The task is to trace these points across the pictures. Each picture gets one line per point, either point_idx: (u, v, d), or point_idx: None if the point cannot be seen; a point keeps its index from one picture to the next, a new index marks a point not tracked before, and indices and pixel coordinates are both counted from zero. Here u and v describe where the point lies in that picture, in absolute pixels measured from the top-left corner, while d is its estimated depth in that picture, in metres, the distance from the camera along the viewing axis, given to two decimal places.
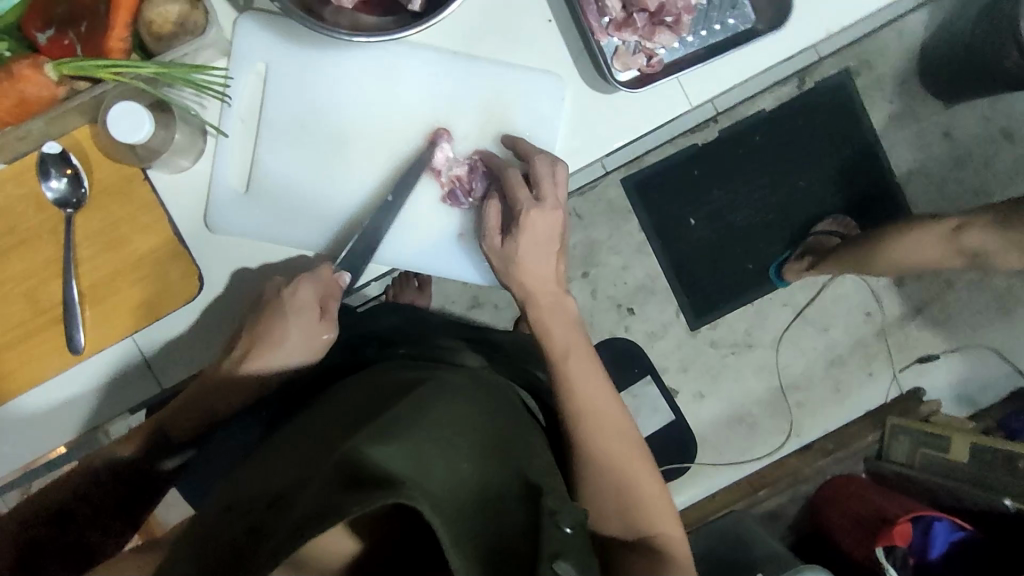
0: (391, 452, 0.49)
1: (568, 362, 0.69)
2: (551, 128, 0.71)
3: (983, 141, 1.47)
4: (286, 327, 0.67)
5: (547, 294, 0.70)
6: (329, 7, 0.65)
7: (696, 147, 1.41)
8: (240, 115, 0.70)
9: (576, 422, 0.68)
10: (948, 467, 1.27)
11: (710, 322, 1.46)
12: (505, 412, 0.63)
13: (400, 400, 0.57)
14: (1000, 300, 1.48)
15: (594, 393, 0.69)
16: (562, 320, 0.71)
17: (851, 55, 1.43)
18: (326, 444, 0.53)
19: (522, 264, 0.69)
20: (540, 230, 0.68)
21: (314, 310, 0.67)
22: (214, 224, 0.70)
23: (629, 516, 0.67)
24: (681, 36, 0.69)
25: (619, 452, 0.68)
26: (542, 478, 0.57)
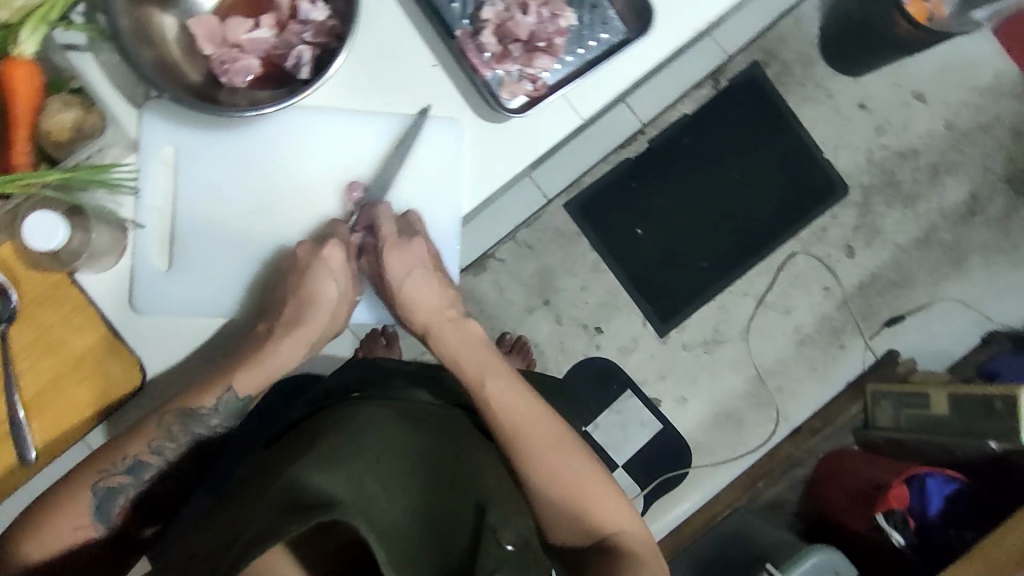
0: (332, 478, 0.52)
1: (486, 385, 0.71)
2: (453, 165, 0.74)
3: (898, 106, 1.52)
4: (325, 287, 0.71)
5: (441, 321, 0.74)
6: (224, 90, 0.70)
7: (629, 160, 1.46)
8: (154, 204, 0.73)
9: (511, 442, 0.68)
10: (934, 423, 1.26)
11: (676, 326, 1.47)
12: (448, 435, 0.65)
13: (348, 422, 0.61)
14: (950, 253, 1.52)
15: (522, 410, 0.70)
16: (469, 345, 0.74)
17: (757, 49, 1.48)
18: (271, 471, 0.57)
19: (410, 304, 0.73)
20: (406, 262, 0.72)
21: (349, 272, 0.72)
22: (141, 307, 0.72)
23: (582, 524, 0.68)
24: (559, 57, 0.74)
25: (560, 464, 0.68)
26: (489, 493, 0.59)
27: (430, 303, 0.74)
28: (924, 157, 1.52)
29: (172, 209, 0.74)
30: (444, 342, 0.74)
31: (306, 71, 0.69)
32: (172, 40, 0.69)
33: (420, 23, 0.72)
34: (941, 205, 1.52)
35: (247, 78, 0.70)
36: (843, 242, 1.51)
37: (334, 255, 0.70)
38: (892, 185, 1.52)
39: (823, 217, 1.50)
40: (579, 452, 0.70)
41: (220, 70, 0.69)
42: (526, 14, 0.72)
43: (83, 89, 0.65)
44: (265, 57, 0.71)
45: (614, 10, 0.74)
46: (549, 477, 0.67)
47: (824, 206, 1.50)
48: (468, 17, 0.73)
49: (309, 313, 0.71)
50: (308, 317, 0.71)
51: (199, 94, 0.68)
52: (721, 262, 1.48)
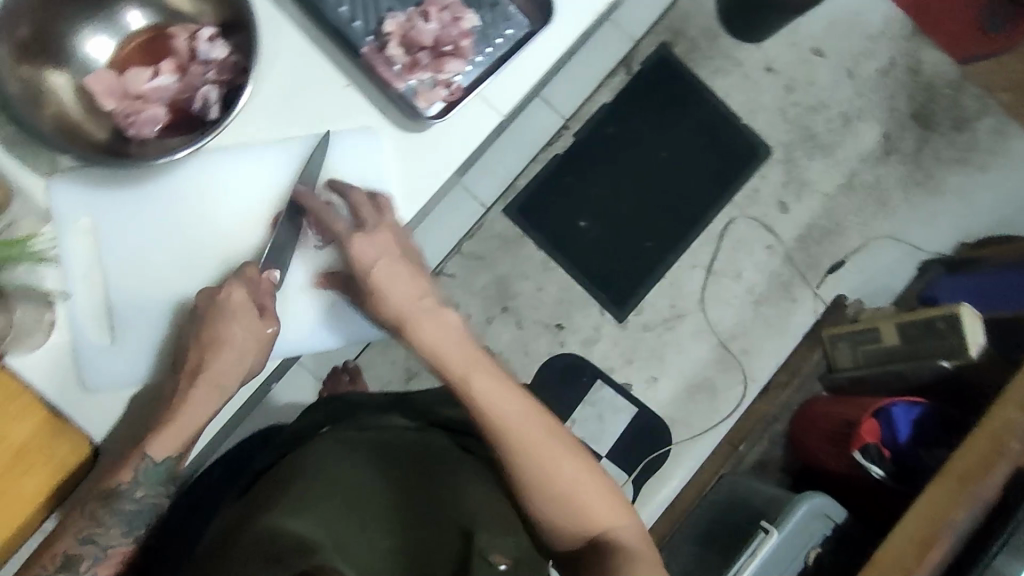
0: (305, 524, 0.50)
1: (474, 381, 0.67)
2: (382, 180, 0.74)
3: (801, 64, 1.58)
4: (229, 328, 0.67)
5: (414, 308, 0.69)
6: (133, 143, 0.68)
7: (560, 156, 1.48)
8: (79, 274, 0.70)
9: (502, 439, 0.65)
10: (887, 352, 1.31)
11: (633, 309, 1.49)
12: (430, 459, 0.62)
13: (313, 463, 0.58)
14: (874, 194, 1.59)
15: (511, 408, 0.66)
16: (450, 337, 0.69)
17: (662, 30, 1.53)
18: (247, 528, 0.54)
19: (378, 292, 0.69)
20: (368, 249, 0.69)
21: (255, 309, 0.69)
22: (89, 384, 0.69)
23: (577, 526, 0.64)
24: (468, 59, 0.73)
25: (554, 463, 0.64)
26: (478, 518, 0.54)
27: (402, 295, 0.69)
28: (835, 107, 1.58)
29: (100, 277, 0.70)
30: (424, 335, 0.69)
31: (215, 110, 0.68)
32: (69, 102, 0.67)
33: (326, 47, 0.72)
34: (858, 149, 1.59)
35: (155, 127, 0.68)
36: (776, 200, 1.56)
37: (233, 294, 0.67)
38: (810, 139, 1.58)
39: (752, 179, 1.55)
40: (572, 450, 0.66)
41: (125, 123, 0.67)
42: (428, 22, 0.72)
43: None
44: (171, 104, 0.69)
45: (513, 6, 0.75)
46: (546, 475, 0.64)
47: (751, 169, 1.54)
48: (372, 34, 0.72)
49: (215, 356, 0.67)
50: (214, 360, 0.67)
51: (108, 150, 0.67)
52: (665, 239, 1.50)
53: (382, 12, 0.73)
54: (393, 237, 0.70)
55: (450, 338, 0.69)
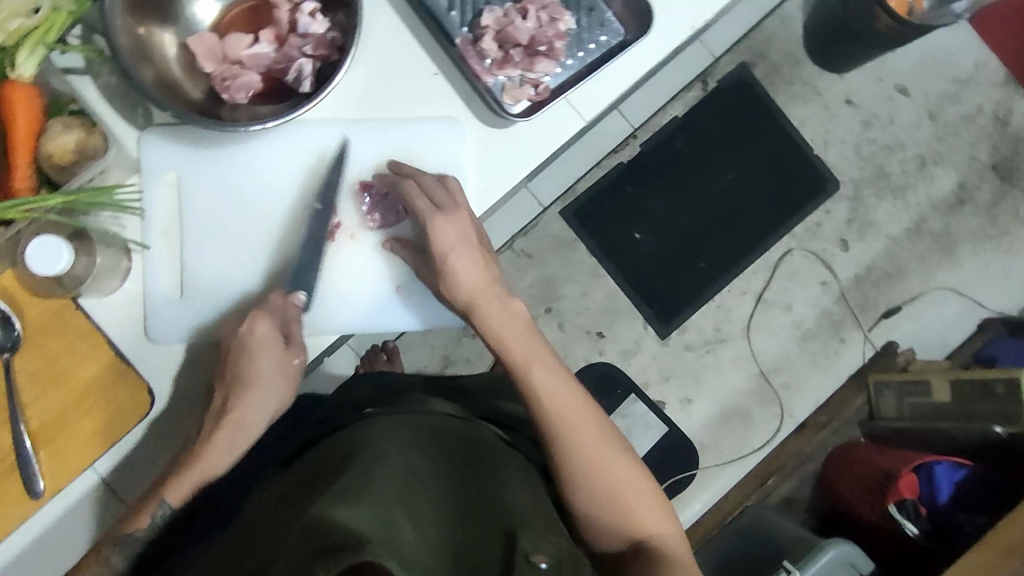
0: (357, 513, 0.48)
1: (532, 371, 0.68)
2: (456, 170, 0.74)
3: (883, 100, 1.54)
4: (255, 364, 0.68)
5: (485, 298, 0.70)
6: (226, 106, 0.69)
7: (623, 164, 1.47)
8: (159, 227, 0.72)
9: (559, 436, 0.65)
10: (936, 409, 1.27)
11: (677, 327, 1.47)
12: (476, 460, 0.61)
13: (358, 460, 0.56)
14: (941, 242, 1.53)
15: (568, 405, 0.67)
16: (513, 327, 0.70)
17: (744, 50, 1.50)
18: (291, 515, 0.52)
19: (452, 278, 0.70)
20: (447, 234, 0.69)
21: (280, 343, 0.70)
22: (155, 335, 0.71)
23: (619, 522, 0.64)
24: (560, 61, 0.74)
25: (601, 460, 0.65)
26: (521, 519, 0.53)
27: (473, 283, 0.70)
28: (912, 149, 1.54)
29: (178, 232, 0.72)
30: (488, 322, 0.70)
31: (308, 84, 0.69)
32: (173, 59, 0.69)
33: (421, 32, 0.73)
34: (930, 195, 1.54)
35: (248, 94, 0.70)
36: (838, 235, 1.52)
37: (259, 327, 0.68)
38: (882, 178, 1.53)
39: (816, 212, 1.51)
40: (617, 445, 0.67)
41: (221, 86, 0.69)
42: (525, 19, 0.72)
43: (83, 110, 0.63)
44: (266, 73, 0.71)
45: (612, 12, 0.75)
46: (594, 474, 0.64)
47: (816, 202, 1.51)
48: (467, 25, 0.73)
49: (241, 396, 0.68)
50: (239, 400, 0.68)
51: (202, 111, 0.68)
52: (720, 262, 1.48)
53: (480, 6, 0.73)
54: (470, 227, 0.70)
55: (514, 327, 0.70)
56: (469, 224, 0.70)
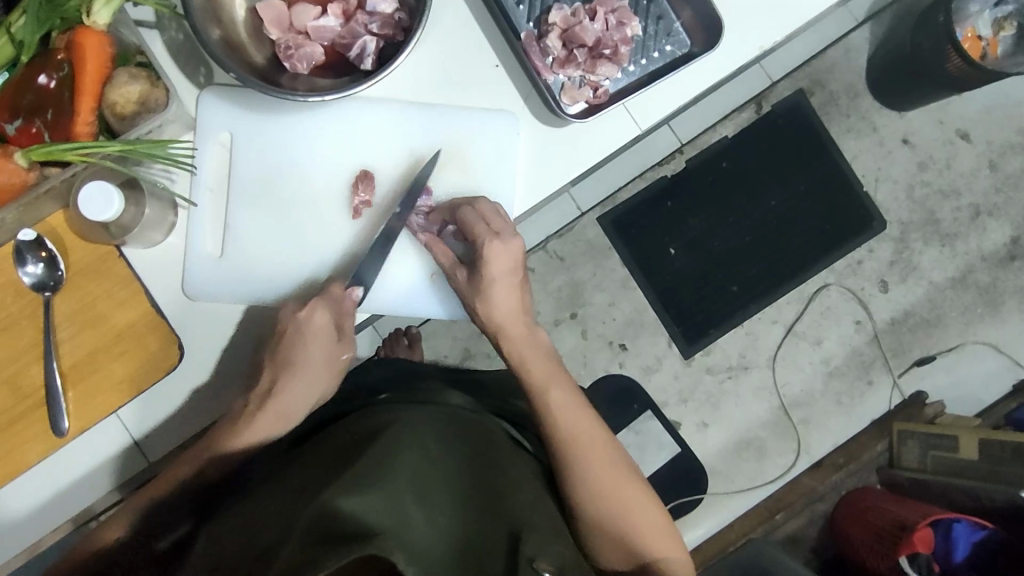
0: (370, 499, 0.48)
1: (550, 393, 0.68)
2: (503, 165, 0.74)
3: (942, 143, 1.50)
4: (306, 351, 0.67)
5: (515, 326, 0.70)
6: (286, 74, 0.70)
7: (666, 178, 1.45)
8: (207, 184, 0.73)
9: (567, 452, 0.65)
10: (960, 466, 1.25)
11: (702, 348, 1.45)
12: (488, 455, 0.61)
13: (374, 442, 0.56)
14: (985, 296, 1.49)
15: (581, 425, 0.67)
16: (536, 350, 0.70)
17: (804, 76, 1.47)
18: (305, 495, 0.51)
19: (488, 299, 0.69)
20: (501, 263, 0.68)
21: (335, 337, 0.68)
22: (192, 291, 0.72)
23: (626, 547, 0.65)
24: (622, 66, 0.73)
25: (609, 488, 0.65)
26: (525, 518, 0.55)
27: (509, 311, 0.70)
28: (966, 196, 1.50)
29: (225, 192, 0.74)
30: (514, 345, 0.70)
31: (369, 62, 0.69)
32: (240, 22, 0.70)
33: (485, 22, 0.72)
34: (980, 246, 1.50)
35: (309, 65, 0.70)
36: (878, 276, 1.48)
37: (317, 317, 0.68)
38: (931, 223, 1.49)
39: (858, 250, 1.48)
40: (628, 473, 0.66)
41: (284, 54, 0.69)
42: (592, 21, 0.72)
43: (149, 63, 0.64)
44: (329, 46, 0.71)
45: (680, 23, 0.74)
46: (598, 493, 0.65)
47: (860, 239, 1.47)
48: (534, 20, 0.74)
49: (287, 381, 0.67)
50: (286, 386, 0.67)
51: (262, 76, 0.69)
52: (753, 289, 1.46)
53: (549, 3, 0.74)
54: (520, 257, 0.69)
55: (531, 349, 0.70)
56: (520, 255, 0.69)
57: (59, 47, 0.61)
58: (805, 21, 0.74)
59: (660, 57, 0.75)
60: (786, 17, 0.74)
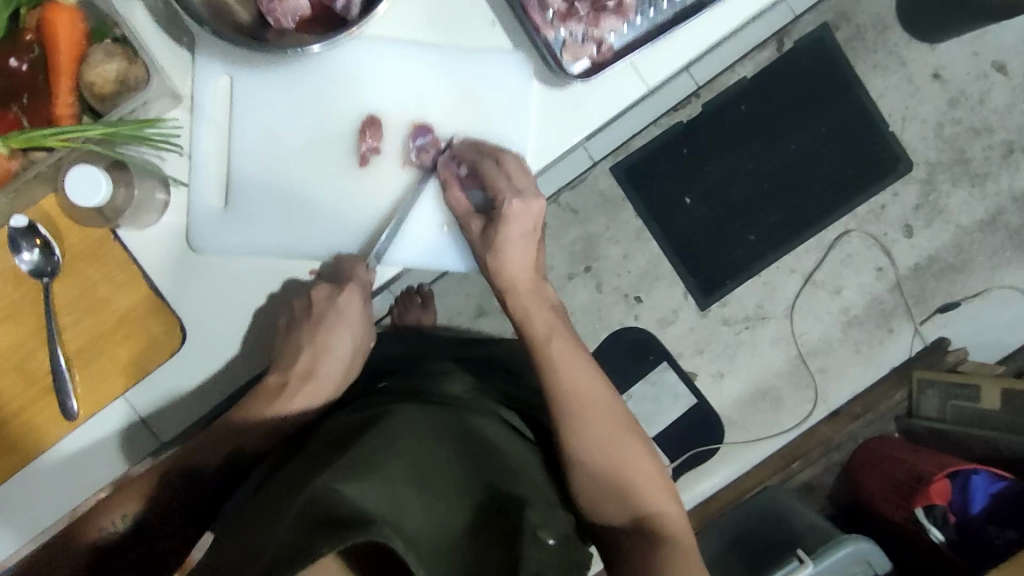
0: (364, 488, 0.48)
1: (551, 344, 0.67)
2: (515, 107, 0.70)
3: (975, 77, 1.41)
4: (337, 337, 0.70)
5: (526, 283, 0.69)
6: (271, 31, 0.67)
7: (682, 124, 1.39)
8: (211, 122, 0.70)
9: (566, 406, 0.64)
10: (981, 416, 1.24)
11: (718, 299, 1.43)
12: (484, 438, 0.61)
13: (371, 432, 0.56)
14: (1015, 239, 1.43)
15: (583, 379, 0.66)
16: (542, 307, 0.69)
17: (829, 9, 1.38)
18: (299, 484, 0.52)
19: (500, 252, 0.68)
20: (519, 223, 0.67)
21: (363, 319, 0.72)
22: (197, 242, 0.70)
23: (625, 500, 0.62)
24: (627, 19, 0.68)
25: (612, 436, 0.64)
26: (522, 501, 0.55)
27: (519, 266, 0.68)
28: (999, 133, 1.42)
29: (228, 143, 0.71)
30: (519, 298, 0.69)
31: (356, 10, 0.66)
32: None
33: None
34: (1011, 186, 1.43)
35: (295, 20, 0.67)
36: (902, 220, 1.43)
37: (350, 304, 0.69)
38: (961, 163, 1.42)
39: (882, 193, 1.42)
40: (629, 428, 0.66)
41: (267, 8, 0.65)
42: None
43: (125, 37, 0.60)
44: None
45: None
46: (601, 452, 0.63)
47: (884, 183, 1.41)
48: None
49: (322, 363, 0.69)
50: (321, 367, 0.69)
51: (247, 35, 0.66)
52: (772, 238, 1.41)
53: None
54: (541, 218, 0.68)
55: (540, 306, 0.69)
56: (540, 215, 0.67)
57: (29, 26, 0.59)
58: None
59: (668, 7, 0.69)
60: None
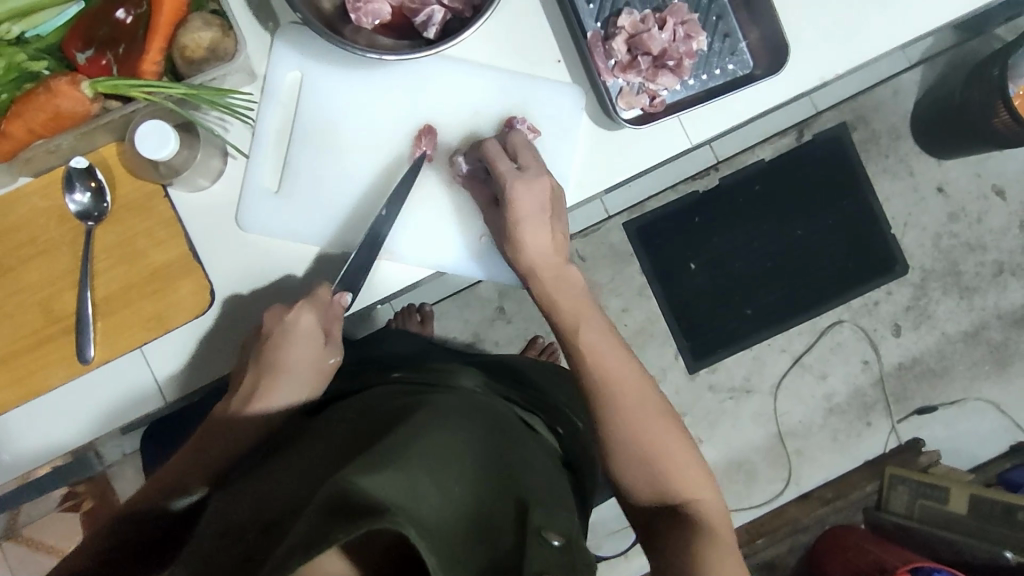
0: (381, 476, 0.49)
1: (580, 333, 0.69)
2: (561, 141, 0.75)
3: (976, 197, 1.49)
4: (292, 352, 0.67)
5: (549, 269, 0.70)
6: (349, 26, 0.70)
7: (698, 193, 1.45)
8: (281, 102, 0.73)
9: (596, 389, 0.67)
10: (948, 518, 1.28)
11: (708, 366, 1.46)
12: (498, 436, 0.63)
13: (394, 429, 0.58)
14: (996, 354, 1.49)
15: (613, 363, 0.68)
16: (568, 292, 0.70)
17: (848, 110, 1.46)
18: (323, 473, 0.53)
19: (519, 245, 0.69)
20: (529, 202, 0.68)
21: (319, 337, 0.69)
22: (244, 223, 0.73)
23: (658, 483, 0.65)
24: (683, 79, 0.75)
25: (636, 417, 0.66)
26: (534, 497, 0.56)
27: (536, 250, 0.69)
28: (993, 253, 1.49)
29: (289, 130, 0.74)
30: (544, 286, 0.70)
31: (433, 31, 0.70)
32: None
33: (555, 21, 0.74)
34: (998, 304, 1.50)
35: (374, 22, 0.71)
36: (892, 319, 1.48)
37: (302, 319, 0.68)
38: (953, 275, 1.49)
39: (877, 291, 1.48)
40: (660, 410, 0.67)
41: (352, 6, 0.69)
42: (660, 30, 0.73)
43: (223, 11, 0.64)
44: (397, 7, 0.72)
45: (746, 43, 0.75)
46: (629, 435, 0.65)
47: (879, 281, 1.47)
48: (602, 20, 0.74)
49: (272, 381, 0.67)
50: (269, 389, 0.67)
51: (327, 23, 0.69)
52: (767, 315, 1.46)
53: (619, 7, 0.74)
54: (553, 193, 0.69)
55: (562, 295, 0.70)
56: (548, 193, 0.68)
57: None
58: (862, 61, 0.75)
59: (721, 75, 0.76)
60: (844, 54, 0.75)
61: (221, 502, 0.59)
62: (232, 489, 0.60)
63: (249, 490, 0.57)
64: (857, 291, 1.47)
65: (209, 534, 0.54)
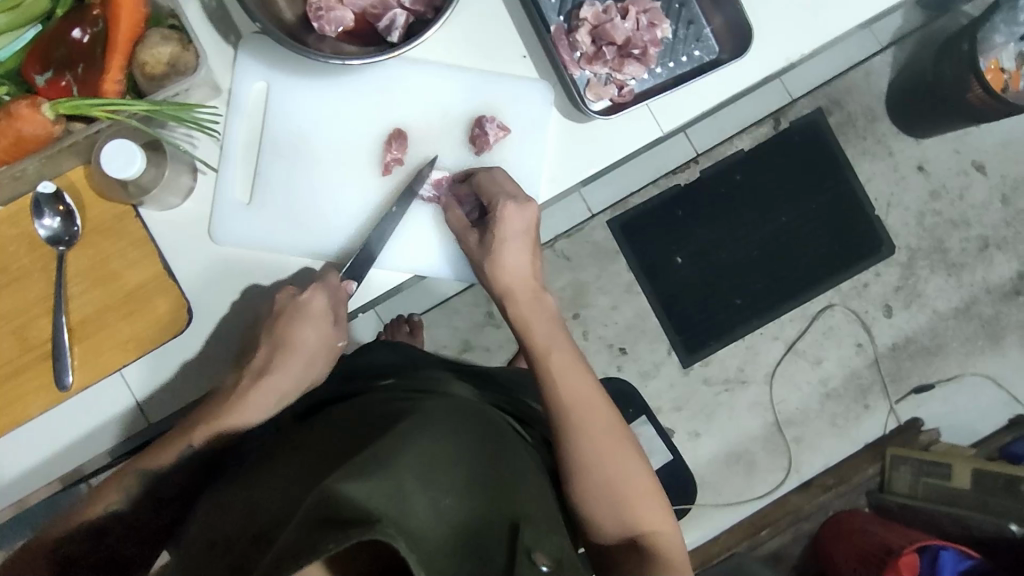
0: (370, 484, 0.48)
1: (551, 358, 0.68)
2: (532, 137, 0.75)
3: (956, 173, 1.50)
4: (304, 333, 0.67)
5: (526, 291, 0.69)
6: (313, 35, 0.70)
7: (679, 187, 1.45)
8: (248, 115, 0.73)
9: (561, 417, 0.66)
10: (951, 495, 1.27)
11: (701, 359, 1.45)
12: (489, 442, 0.62)
13: (384, 436, 0.57)
14: (988, 328, 1.49)
15: (578, 392, 0.67)
16: (544, 316, 0.70)
17: (823, 95, 1.47)
18: (312, 480, 0.52)
19: (499, 262, 0.68)
20: (515, 224, 0.68)
21: (331, 318, 0.69)
22: (218, 236, 0.72)
23: (622, 517, 0.64)
24: (649, 67, 0.75)
25: (598, 448, 0.65)
26: (525, 511, 0.55)
27: (515, 272, 0.69)
28: (978, 229, 1.50)
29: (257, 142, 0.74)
30: (519, 308, 0.69)
31: (396, 34, 0.70)
32: None
33: (518, 17, 0.74)
34: (986, 278, 1.50)
35: (337, 29, 0.71)
36: (882, 300, 1.48)
37: (314, 301, 0.68)
38: (940, 252, 1.49)
39: (865, 272, 1.48)
40: (621, 437, 0.66)
41: (314, 15, 0.69)
42: (624, 19, 0.73)
43: (181, 26, 0.64)
44: (360, 14, 0.72)
45: (710, 29, 0.76)
46: (598, 467, 0.64)
47: (865, 263, 1.47)
48: (564, 14, 0.75)
49: (282, 361, 0.67)
50: (279, 367, 0.67)
51: (290, 32, 0.69)
52: (757, 304, 1.46)
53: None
54: (534, 223, 0.69)
55: (537, 320, 0.69)
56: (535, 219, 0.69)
57: (95, 3, 0.63)
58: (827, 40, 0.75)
59: (687, 62, 0.76)
60: (809, 35, 0.75)
61: (210, 509, 0.57)
62: (219, 494, 0.59)
63: (236, 496, 0.56)
64: (844, 274, 1.47)
65: (196, 544, 0.53)
